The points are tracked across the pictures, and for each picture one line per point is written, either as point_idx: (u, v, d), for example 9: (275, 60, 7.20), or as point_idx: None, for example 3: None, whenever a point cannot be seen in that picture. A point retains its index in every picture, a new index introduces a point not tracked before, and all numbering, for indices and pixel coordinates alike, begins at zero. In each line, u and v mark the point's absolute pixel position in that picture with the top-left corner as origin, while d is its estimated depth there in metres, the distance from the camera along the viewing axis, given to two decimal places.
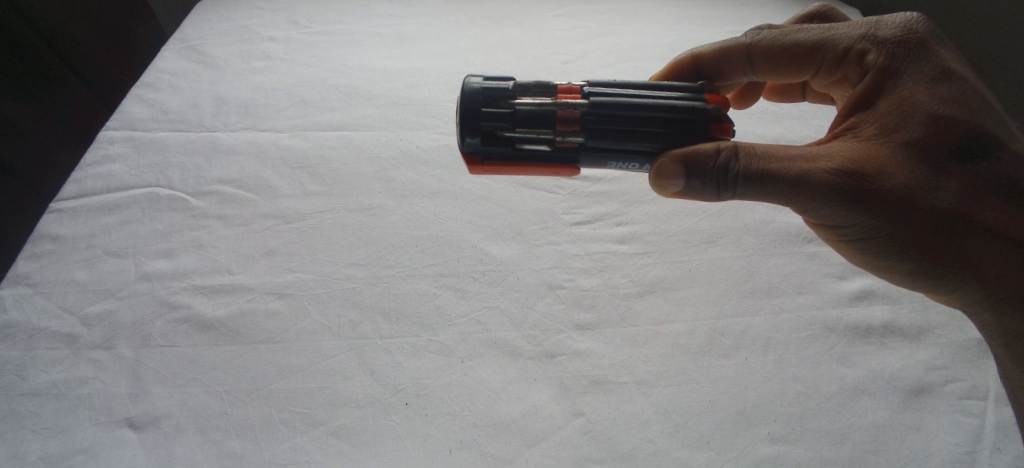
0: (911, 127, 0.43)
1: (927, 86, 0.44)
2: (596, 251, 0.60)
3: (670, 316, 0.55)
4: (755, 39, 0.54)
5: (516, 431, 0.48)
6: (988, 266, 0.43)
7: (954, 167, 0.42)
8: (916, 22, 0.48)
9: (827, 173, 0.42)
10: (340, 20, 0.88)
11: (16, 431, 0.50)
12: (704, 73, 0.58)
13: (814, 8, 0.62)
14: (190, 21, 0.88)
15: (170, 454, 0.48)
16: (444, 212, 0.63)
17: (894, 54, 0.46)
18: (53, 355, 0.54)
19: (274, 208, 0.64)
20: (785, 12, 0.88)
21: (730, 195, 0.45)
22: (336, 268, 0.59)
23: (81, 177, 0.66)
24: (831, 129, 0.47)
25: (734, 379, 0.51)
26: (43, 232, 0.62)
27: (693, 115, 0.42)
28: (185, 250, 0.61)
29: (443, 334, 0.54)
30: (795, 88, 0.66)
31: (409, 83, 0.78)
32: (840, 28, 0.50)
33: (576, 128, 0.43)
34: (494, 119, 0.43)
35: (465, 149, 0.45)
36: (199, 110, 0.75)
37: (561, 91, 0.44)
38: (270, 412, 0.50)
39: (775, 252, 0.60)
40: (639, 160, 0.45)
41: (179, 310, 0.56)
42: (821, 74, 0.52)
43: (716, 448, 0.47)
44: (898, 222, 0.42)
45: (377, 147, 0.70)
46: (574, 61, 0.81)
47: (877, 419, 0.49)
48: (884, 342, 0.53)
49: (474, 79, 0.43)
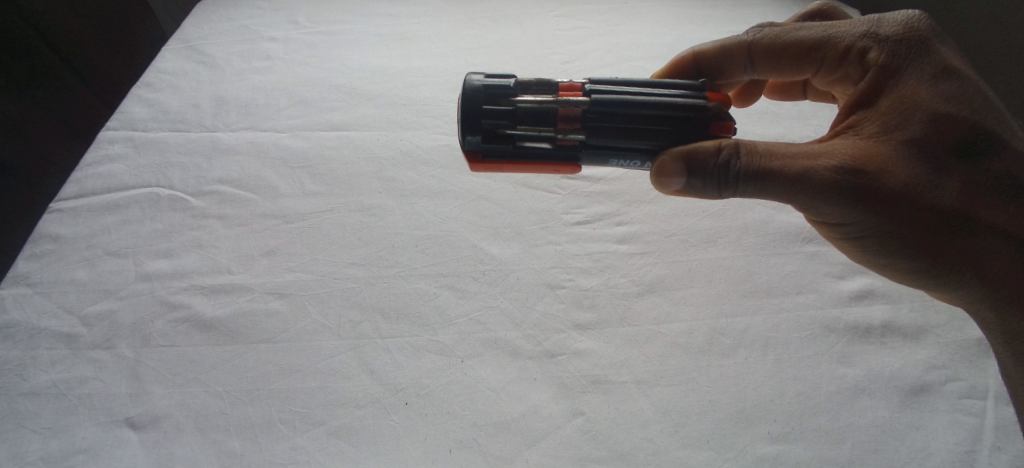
0: (912, 125, 0.43)
1: (929, 84, 0.44)
2: (596, 250, 0.60)
3: (670, 315, 0.55)
4: (755, 38, 0.54)
5: (516, 431, 0.48)
6: (988, 264, 0.43)
7: (955, 165, 0.42)
8: (917, 21, 0.48)
9: (828, 170, 0.42)
10: (340, 19, 0.88)
11: (16, 431, 0.50)
12: (705, 72, 0.58)
13: (815, 7, 0.62)
14: (190, 21, 0.88)
15: (170, 454, 0.48)
16: (444, 212, 0.63)
17: (895, 53, 0.46)
18: (53, 355, 0.54)
19: (274, 207, 0.64)
20: (785, 12, 0.88)
21: (731, 193, 0.45)
22: (336, 268, 0.59)
23: (81, 177, 0.67)
24: (832, 127, 0.47)
25: (734, 378, 0.51)
26: (43, 232, 0.62)
27: (694, 113, 0.42)
28: (185, 250, 0.61)
29: (443, 333, 0.54)
30: (797, 87, 0.66)
31: (409, 83, 0.78)
32: (841, 26, 0.50)
33: (577, 126, 0.43)
34: (495, 116, 0.43)
35: (466, 147, 0.45)
36: (199, 110, 0.75)
37: (562, 89, 0.44)
38: (270, 412, 0.50)
39: (775, 251, 0.60)
40: (639, 158, 0.45)
41: (179, 310, 0.57)
42: (822, 73, 0.52)
43: (716, 448, 0.47)
44: (899, 221, 0.42)
45: (377, 147, 0.70)
46: (574, 61, 0.81)
47: (876, 419, 0.49)
48: (884, 341, 0.53)
49: (476, 76, 0.44)
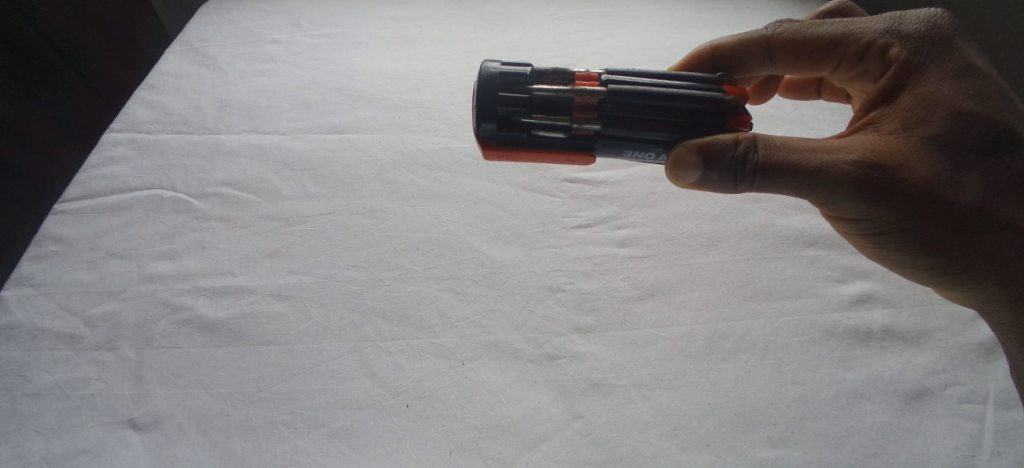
0: (934, 121, 0.43)
1: (952, 81, 0.45)
2: (596, 254, 0.60)
3: (671, 318, 0.55)
4: (775, 32, 0.54)
5: (516, 434, 0.48)
6: (1010, 263, 0.43)
7: (976, 163, 0.42)
8: (940, 18, 0.48)
9: (847, 165, 0.42)
10: (342, 22, 0.89)
11: (19, 431, 0.50)
12: (722, 66, 0.58)
13: (832, 5, 0.62)
14: (195, 24, 0.88)
15: (171, 455, 0.48)
16: (444, 215, 0.64)
17: (917, 49, 0.47)
18: (55, 356, 0.54)
19: (276, 210, 0.65)
20: (787, 16, 0.88)
21: (746, 188, 0.45)
22: (337, 270, 0.59)
23: (85, 179, 0.67)
24: (851, 123, 0.47)
25: (734, 382, 0.51)
26: (46, 233, 0.62)
27: (710, 106, 0.42)
28: (188, 252, 0.61)
29: (444, 336, 0.54)
30: (812, 85, 0.67)
31: (410, 86, 0.78)
32: (863, 23, 0.50)
33: (593, 115, 0.43)
34: (510, 103, 0.43)
35: (480, 134, 0.45)
36: (202, 112, 0.75)
37: (578, 78, 0.45)
38: (272, 413, 0.50)
39: (775, 255, 0.60)
40: (654, 150, 0.45)
41: (182, 312, 0.57)
42: (841, 70, 0.53)
43: (716, 452, 0.47)
44: (918, 217, 0.42)
45: (377, 150, 0.70)
46: (574, 64, 0.81)
47: (875, 423, 0.49)
48: (884, 346, 0.53)
49: (492, 64, 0.44)
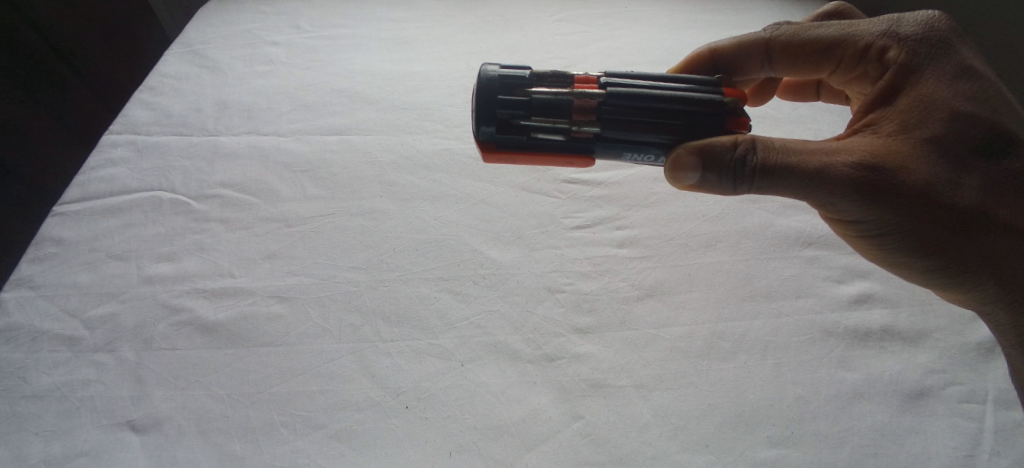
0: (932, 123, 0.43)
1: (950, 83, 0.45)
2: (596, 255, 0.60)
3: (670, 319, 0.55)
4: (773, 34, 0.54)
5: (515, 435, 0.48)
6: (1009, 263, 0.43)
7: (975, 164, 0.43)
8: (938, 20, 0.48)
9: (846, 167, 0.42)
10: (342, 24, 0.89)
11: (18, 433, 0.50)
12: (721, 69, 0.58)
13: (831, 6, 0.62)
14: (195, 26, 0.88)
15: (171, 456, 0.48)
16: (444, 216, 0.64)
17: (916, 51, 0.47)
18: (55, 357, 0.54)
19: (276, 211, 0.65)
20: (785, 17, 0.88)
21: (746, 190, 0.45)
22: (336, 271, 0.59)
23: (84, 181, 0.67)
24: (850, 125, 0.48)
25: (733, 382, 0.51)
26: (45, 235, 0.62)
27: (709, 108, 0.42)
28: (187, 253, 0.61)
29: (443, 337, 0.54)
30: (811, 86, 0.67)
31: (410, 87, 0.78)
32: (862, 25, 0.51)
33: (592, 118, 0.43)
34: (509, 106, 0.43)
35: (479, 137, 0.45)
36: (202, 114, 0.75)
37: (577, 81, 0.44)
38: (271, 414, 0.50)
39: (775, 256, 0.60)
40: (652, 152, 0.45)
41: (181, 314, 0.57)
42: (839, 72, 0.53)
43: (716, 452, 0.47)
44: (917, 219, 0.42)
45: (377, 151, 0.70)
46: (574, 66, 0.81)
47: (875, 423, 0.49)
48: (883, 346, 0.53)
49: (491, 67, 0.44)
